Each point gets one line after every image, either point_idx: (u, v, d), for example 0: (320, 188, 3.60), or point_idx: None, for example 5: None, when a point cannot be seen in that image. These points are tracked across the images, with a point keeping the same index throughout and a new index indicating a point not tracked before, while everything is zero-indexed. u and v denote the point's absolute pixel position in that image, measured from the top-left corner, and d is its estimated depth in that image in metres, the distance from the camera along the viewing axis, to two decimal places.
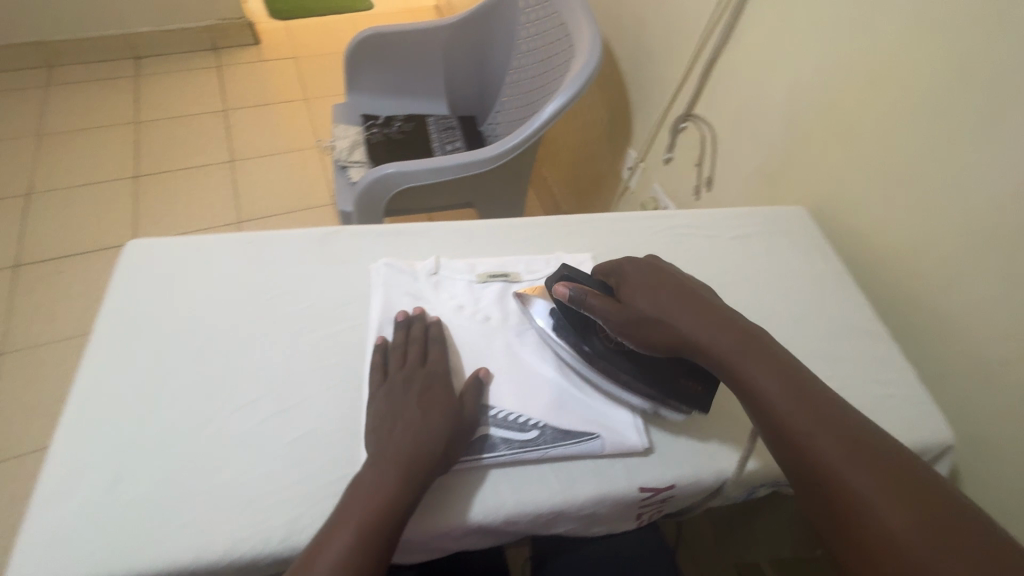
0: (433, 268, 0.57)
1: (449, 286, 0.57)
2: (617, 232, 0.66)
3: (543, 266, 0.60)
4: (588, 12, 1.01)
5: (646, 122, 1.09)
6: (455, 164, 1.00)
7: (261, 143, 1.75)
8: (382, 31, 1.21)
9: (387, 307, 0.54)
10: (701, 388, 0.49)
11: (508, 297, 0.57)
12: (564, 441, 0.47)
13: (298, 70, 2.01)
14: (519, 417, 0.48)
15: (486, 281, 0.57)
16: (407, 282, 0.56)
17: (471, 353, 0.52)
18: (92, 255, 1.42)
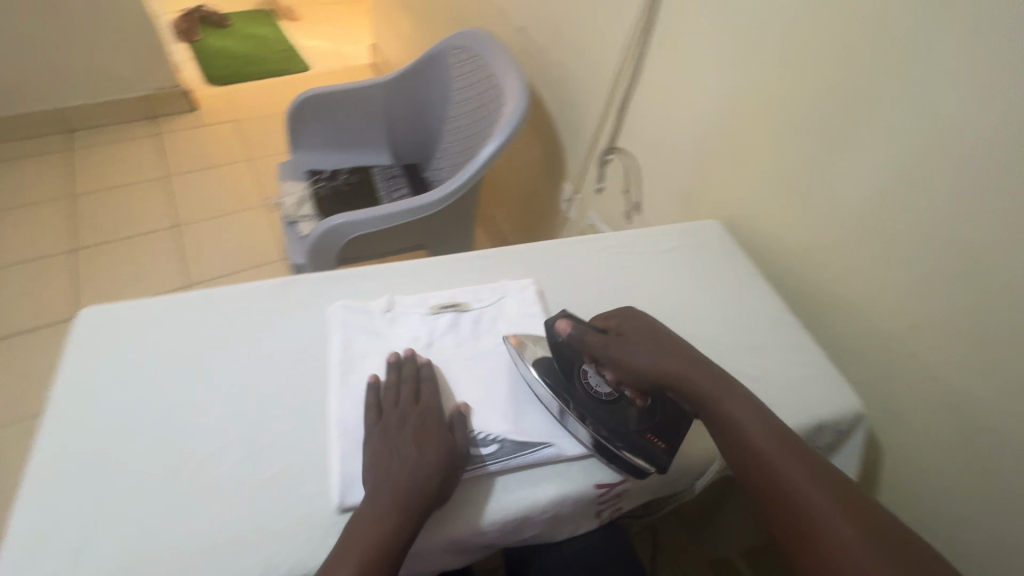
0: (387, 305, 0.61)
1: (404, 320, 0.60)
2: (556, 256, 0.72)
3: (488, 293, 0.65)
4: (512, 63, 1.11)
5: (577, 157, 1.19)
6: (401, 210, 1.05)
7: (206, 206, 1.75)
8: (322, 91, 1.27)
9: (346, 346, 0.57)
10: (664, 446, 0.51)
11: (460, 324, 0.61)
12: (522, 451, 0.51)
13: (239, 133, 2.04)
14: (479, 435, 0.52)
15: (437, 312, 0.62)
16: (364, 321, 0.59)
17: (429, 379, 0.56)
18: (30, 334, 1.36)
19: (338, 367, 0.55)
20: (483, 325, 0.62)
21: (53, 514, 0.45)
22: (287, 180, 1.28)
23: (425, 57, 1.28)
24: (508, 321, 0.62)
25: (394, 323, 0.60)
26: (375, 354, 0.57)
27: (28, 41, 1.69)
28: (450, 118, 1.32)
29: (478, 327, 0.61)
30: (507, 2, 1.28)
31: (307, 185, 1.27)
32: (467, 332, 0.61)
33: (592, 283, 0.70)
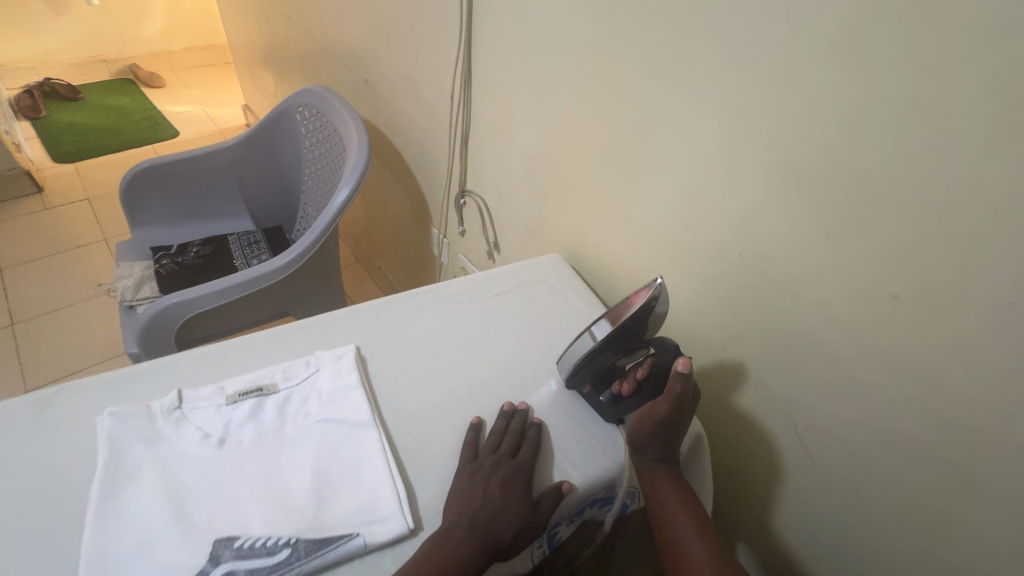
0: (173, 402, 0.54)
1: (194, 417, 0.53)
2: (384, 315, 0.69)
3: (300, 367, 0.59)
4: (353, 115, 1.09)
5: (437, 203, 1.18)
6: (247, 280, 0.98)
7: (52, 298, 1.57)
8: (158, 163, 1.18)
9: (112, 460, 0.49)
10: (586, 391, 0.61)
11: (263, 408, 0.55)
12: (321, 550, 0.45)
13: (94, 212, 1.86)
14: (269, 540, 0.45)
15: (236, 400, 0.55)
16: (142, 425, 0.52)
17: (216, 481, 0.49)
18: None
19: (104, 486, 0.47)
20: (291, 405, 0.56)
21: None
22: (126, 261, 1.16)
23: (269, 117, 1.23)
24: (320, 395, 0.57)
25: (183, 420, 0.53)
26: (154, 462, 0.50)
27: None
28: (306, 176, 1.27)
29: (285, 410, 0.56)
30: (350, 57, 1.27)
31: (150, 264, 1.16)
32: (271, 416, 0.55)
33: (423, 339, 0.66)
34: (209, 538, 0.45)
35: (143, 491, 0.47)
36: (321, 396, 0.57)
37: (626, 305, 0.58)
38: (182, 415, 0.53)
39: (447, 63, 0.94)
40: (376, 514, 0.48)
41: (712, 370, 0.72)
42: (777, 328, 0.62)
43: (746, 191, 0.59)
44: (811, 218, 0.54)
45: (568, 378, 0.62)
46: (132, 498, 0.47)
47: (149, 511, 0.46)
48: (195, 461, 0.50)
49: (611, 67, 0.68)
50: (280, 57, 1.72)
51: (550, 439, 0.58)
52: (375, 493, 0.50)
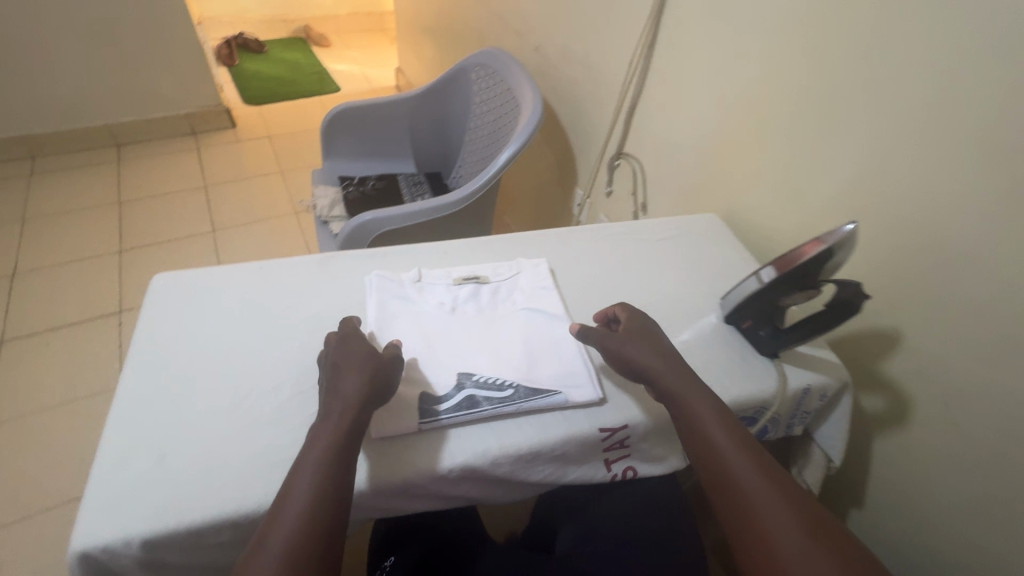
0: (416, 276, 0.70)
1: (431, 289, 0.69)
2: (566, 240, 0.81)
3: (505, 268, 0.73)
4: (528, 78, 1.22)
5: (587, 164, 1.28)
6: (431, 209, 1.14)
7: (242, 214, 1.88)
8: (356, 105, 1.39)
9: (379, 307, 0.65)
10: (745, 325, 0.69)
11: (480, 293, 0.69)
12: (535, 396, 0.58)
13: (273, 149, 2.18)
14: (497, 380, 0.59)
15: (460, 282, 0.70)
16: (396, 288, 0.68)
17: (452, 336, 0.64)
18: (81, 325, 1.48)
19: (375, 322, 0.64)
20: (500, 294, 0.70)
21: (134, 429, 0.53)
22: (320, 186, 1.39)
23: (449, 75, 1.39)
24: (523, 292, 0.70)
25: (423, 290, 0.69)
26: (406, 314, 0.65)
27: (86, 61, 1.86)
28: (471, 130, 1.42)
29: (496, 297, 0.70)
30: (523, 26, 1.40)
31: (339, 190, 1.38)
32: (486, 300, 0.69)
33: (600, 264, 0.78)
34: (454, 372, 0.60)
35: (402, 332, 0.63)
36: (523, 293, 0.70)
37: (796, 249, 0.60)
38: (422, 286, 0.69)
39: (629, 32, 1.03)
40: (574, 382, 0.60)
41: (860, 334, 0.76)
42: (943, 296, 0.66)
43: (934, 162, 0.63)
44: (1008, 190, 0.58)
45: (729, 313, 0.70)
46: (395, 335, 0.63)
47: (409, 346, 0.62)
48: (435, 320, 0.65)
49: (807, 41, 0.74)
50: (446, 23, 1.89)
51: (712, 359, 0.67)
52: (571, 368, 0.62)
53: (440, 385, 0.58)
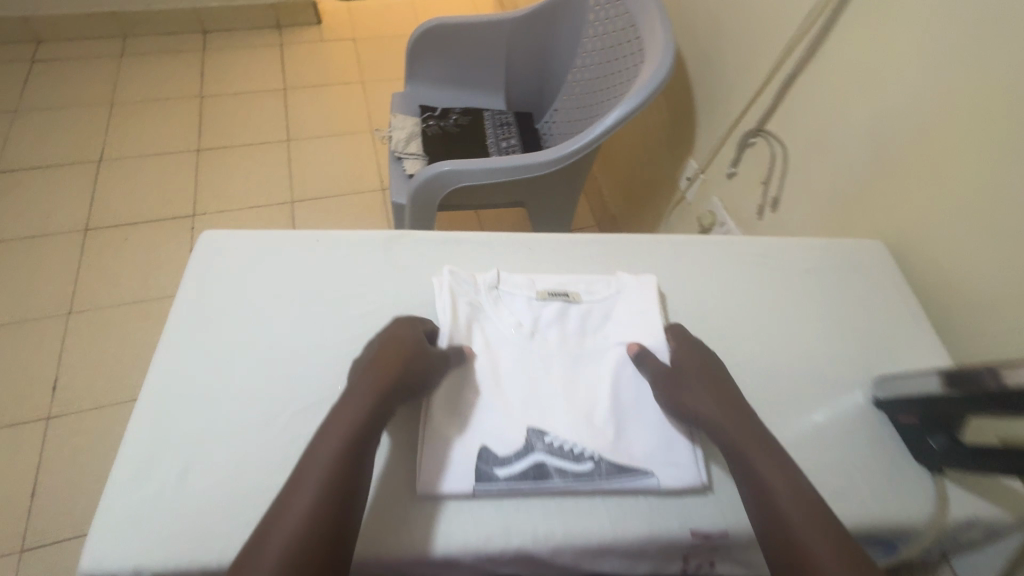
0: (493, 281, 0.57)
1: (509, 301, 0.57)
2: (683, 254, 0.64)
3: (603, 285, 0.59)
4: (661, 14, 0.97)
5: (711, 134, 1.05)
6: (519, 169, 0.98)
7: (317, 126, 1.79)
8: (449, 21, 1.20)
9: (448, 319, 0.54)
10: (905, 418, 0.52)
11: (567, 315, 0.56)
12: (618, 476, 0.48)
13: (357, 54, 2.03)
14: (575, 448, 0.49)
15: (546, 298, 0.57)
16: (470, 292, 0.57)
17: (529, 373, 0.53)
18: (157, 224, 1.50)
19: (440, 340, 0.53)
20: (590, 320, 0.57)
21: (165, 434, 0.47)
22: (397, 112, 1.25)
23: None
24: (619, 322, 0.57)
25: (501, 302, 0.56)
26: (478, 336, 0.55)
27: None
28: (577, 68, 1.21)
29: (587, 323, 0.57)
30: None
31: (417, 121, 1.23)
32: (572, 324, 0.56)
33: (721, 295, 0.61)
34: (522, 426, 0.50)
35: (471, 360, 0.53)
36: (620, 327, 0.57)
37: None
38: (501, 296, 0.57)
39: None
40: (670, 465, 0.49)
41: None
42: None
43: None
44: None
45: (891, 394, 0.53)
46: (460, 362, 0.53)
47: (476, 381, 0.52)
48: (511, 348, 0.54)
49: None
50: None
51: (853, 458, 0.52)
52: (664, 441, 0.50)
53: (507, 440, 0.49)
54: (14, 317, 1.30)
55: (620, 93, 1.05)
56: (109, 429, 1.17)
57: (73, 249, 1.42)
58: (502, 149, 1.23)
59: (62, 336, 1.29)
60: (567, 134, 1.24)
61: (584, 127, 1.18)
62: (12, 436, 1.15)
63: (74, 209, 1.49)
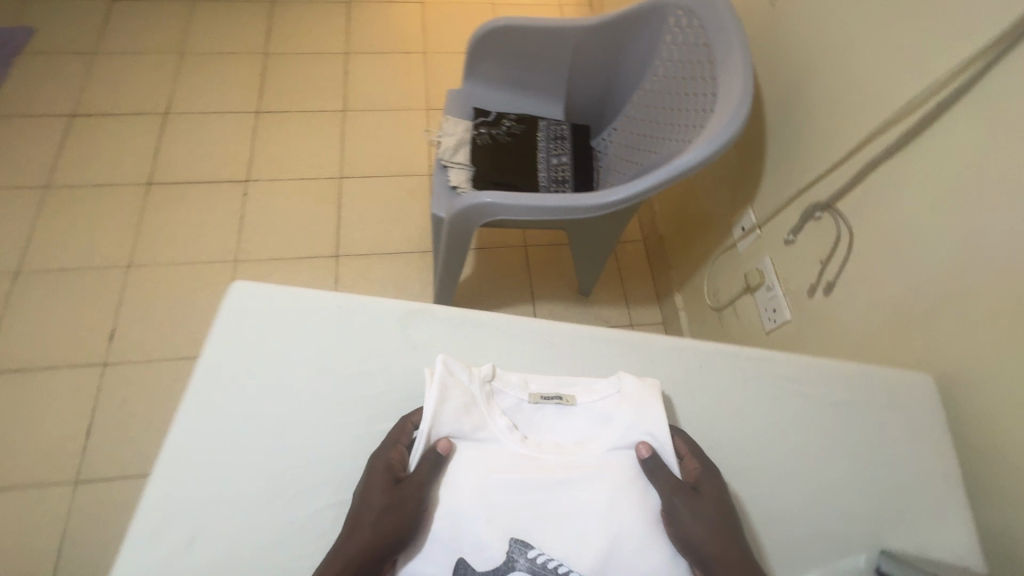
0: (488, 375, 0.62)
1: (502, 397, 0.62)
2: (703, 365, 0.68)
3: (598, 393, 0.63)
4: (745, 56, 0.86)
5: (776, 192, 0.98)
6: (560, 208, 0.93)
7: (373, 98, 1.77)
8: (516, 24, 1.13)
9: (439, 424, 0.59)
10: None
11: (562, 420, 0.63)
12: None
13: (423, 19, 1.96)
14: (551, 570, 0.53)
15: (540, 400, 0.63)
16: (464, 380, 0.61)
17: (517, 483, 0.57)
18: (213, 185, 1.55)
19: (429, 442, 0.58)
20: (587, 427, 0.62)
21: (238, 482, 0.58)
22: (450, 114, 1.21)
23: (640, 8, 1.05)
24: (614, 431, 0.61)
25: (495, 403, 0.62)
26: (467, 442, 0.60)
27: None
28: (647, 88, 1.12)
29: (580, 426, 0.63)
30: None
31: (468, 126, 1.19)
32: (566, 429, 0.63)
33: (726, 412, 0.66)
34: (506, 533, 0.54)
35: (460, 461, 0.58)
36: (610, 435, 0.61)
37: None
38: (495, 391, 0.62)
39: (932, 50, 0.68)
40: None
41: None
42: None
43: None
44: None
45: None
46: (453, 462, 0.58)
47: (462, 485, 0.56)
48: (503, 453, 0.59)
49: None
50: None
51: None
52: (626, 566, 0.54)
53: (488, 555, 0.53)
54: (80, 262, 1.40)
55: (685, 132, 0.97)
56: (155, 383, 1.28)
57: (136, 201, 1.50)
58: (551, 168, 1.17)
59: (121, 286, 1.39)
60: (623, 157, 1.17)
61: (642, 155, 1.10)
62: (75, 376, 1.27)
63: (139, 160, 1.56)
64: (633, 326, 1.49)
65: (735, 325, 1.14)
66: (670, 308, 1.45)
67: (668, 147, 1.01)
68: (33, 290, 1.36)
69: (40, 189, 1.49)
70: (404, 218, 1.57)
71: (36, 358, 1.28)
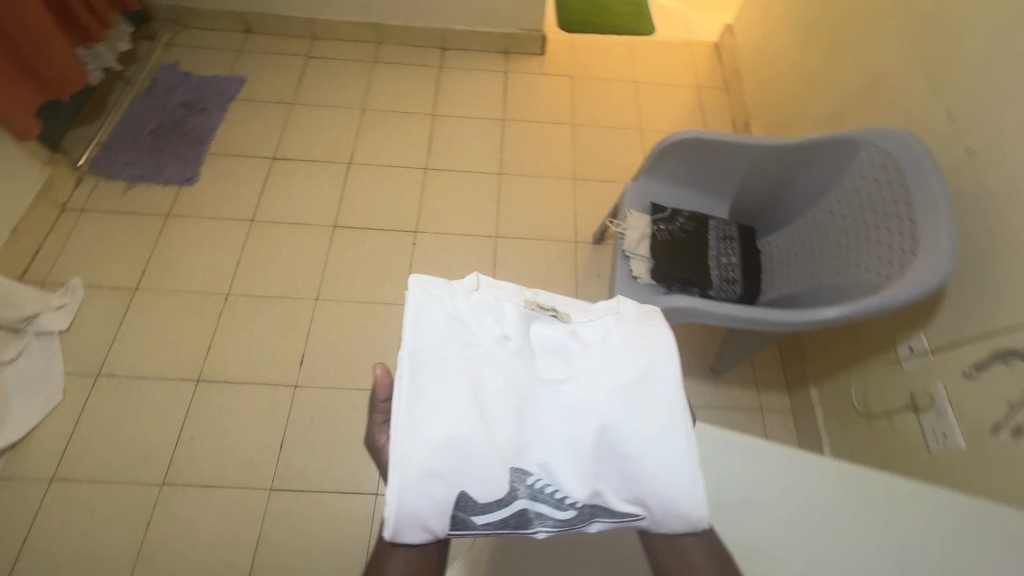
0: (472, 286, 0.76)
1: (490, 302, 0.76)
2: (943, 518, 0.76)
3: (587, 309, 0.79)
4: (949, 215, 0.93)
5: (957, 326, 1.05)
6: (753, 322, 1.05)
7: (525, 164, 1.96)
8: (707, 137, 1.26)
9: (421, 330, 0.72)
10: None
11: (553, 329, 0.77)
12: (600, 519, 0.68)
13: (572, 93, 2.16)
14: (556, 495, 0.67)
15: (534, 309, 0.77)
16: (444, 292, 0.76)
17: (503, 396, 0.69)
18: (387, 233, 1.76)
19: (424, 356, 0.70)
20: (575, 337, 0.76)
21: None
22: (629, 204, 1.35)
23: (831, 137, 1.15)
24: (608, 337, 0.75)
25: (492, 313, 0.75)
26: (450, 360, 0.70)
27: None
28: (825, 207, 1.21)
29: (560, 334, 0.77)
30: (960, 107, 1.09)
31: (649, 218, 1.32)
32: (558, 330, 0.77)
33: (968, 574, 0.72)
34: (506, 465, 0.66)
35: (453, 376, 0.69)
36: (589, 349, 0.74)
37: None
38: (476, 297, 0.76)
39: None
40: (674, 502, 0.67)
41: None
42: None
43: None
44: None
45: None
46: (446, 375, 0.69)
47: (464, 410, 0.66)
48: (495, 358, 0.72)
49: None
50: (835, 25, 1.55)
51: None
52: (630, 482, 0.67)
53: (490, 489, 0.65)
54: (277, 291, 1.62)
55: (872, 262, 1.05)
56: (335, 410, 1.46)
57: (324, 241, 1.72)
58: (722, 268, 1.28)
59: (310, 316, 1.59)
60: (790, 263, 1.26)
61: (813, 267, 1.19)
62: (272, 393, 1.47)
63: (326, 204, 1.79)
64: (762, 411, 1.55)
65: (890, 435, 1.20)
66: (803, 400, 1.50)
67: (849, 269, 1.10)
68: (240, 312, 1.58)
69: (247, 222, 1.74)
70: (550, 280, 1.72)
71: (240, 374, 1.49)
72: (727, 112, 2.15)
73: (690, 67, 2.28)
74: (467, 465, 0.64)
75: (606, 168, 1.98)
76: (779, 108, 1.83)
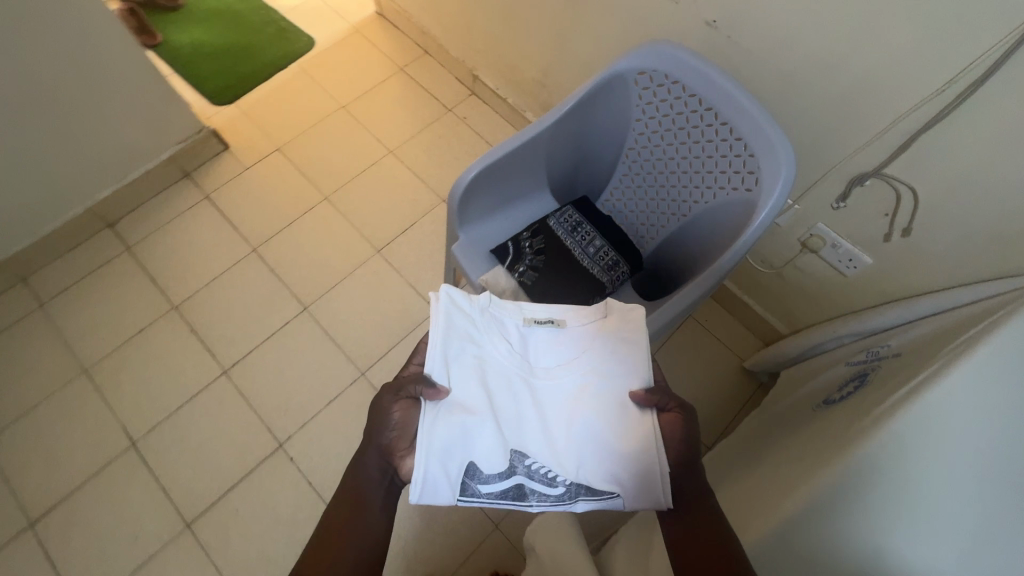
0: (488, 301, 0.90)
1: (499, 318, 0.90)
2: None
3: (581, 314, 0.92)
4: (756, 105, 0.91)
5: (803, 175, 1.08)
6: (682, 307, 0.98)
7: (317, 278, 1.61)
8: (494, 156, 1.07)
9: (443, 335, 0.86)
10: None
11: (550, 337, 0.90)
12: (589, 496, 0.80)
13: (295, 165, 1.78)
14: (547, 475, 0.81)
15: (531, 323, 0.90)
16: (465, 304, 0.89)
17: (507, 399, 0.85)
18: (254, 477, 1.37)
19: (453, 354, 0.85)
20: (564, 345, 0.89)
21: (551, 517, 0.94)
22: (472, 266, 1.18)
23: (599, 81, 1.04)
24: (590, 343, 0.89)
25: (499, 328, 0.90)
26: (472, 364, 0.86)
27: (22, 128, 1.32)
28: (632, 145, 1.14)
29: (556, 339, 0.90)
30: None
31: (502, 265, 1.16)
32: (553, 341, 0.90)
33: None
34: (508, 449, 0.81)
35: (474, 381, 0.84)
36: (583, 344, 0.89)
37: None
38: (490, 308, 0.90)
39: (955, 34, 0.75)
40: (648, 481, 0.78)
41: None
42: None
43: None
44: None
45: None
46: (469, 370, 0.85)
47: (480, 404, 0.82)
48: (504, 365, 0.87)
49: None
50: None
51: None
52: (608, 458, 0.81)
53: (493, 468, 0.80)
54: None
55: (717, 175, 1.01)
56: None
57: (195, 550, 1.29)
58: (597, 258, 1.17)
59: None
60: (642, 210, 1.20)
61: (662, 205, 1.14)
62: None
63: (156, 510, 1.33)
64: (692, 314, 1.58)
65: (804, 278, 1.27)
66: None
67: (700, 191, 1.06)
68: None
69: None
70: None
71: None
72: (448, 75, 1.95)
73: (378, 54, 2.00)
74: (480, 446, 0.80)
75: (394, 215, 1.71)
76: (495, 48, 1.67)
